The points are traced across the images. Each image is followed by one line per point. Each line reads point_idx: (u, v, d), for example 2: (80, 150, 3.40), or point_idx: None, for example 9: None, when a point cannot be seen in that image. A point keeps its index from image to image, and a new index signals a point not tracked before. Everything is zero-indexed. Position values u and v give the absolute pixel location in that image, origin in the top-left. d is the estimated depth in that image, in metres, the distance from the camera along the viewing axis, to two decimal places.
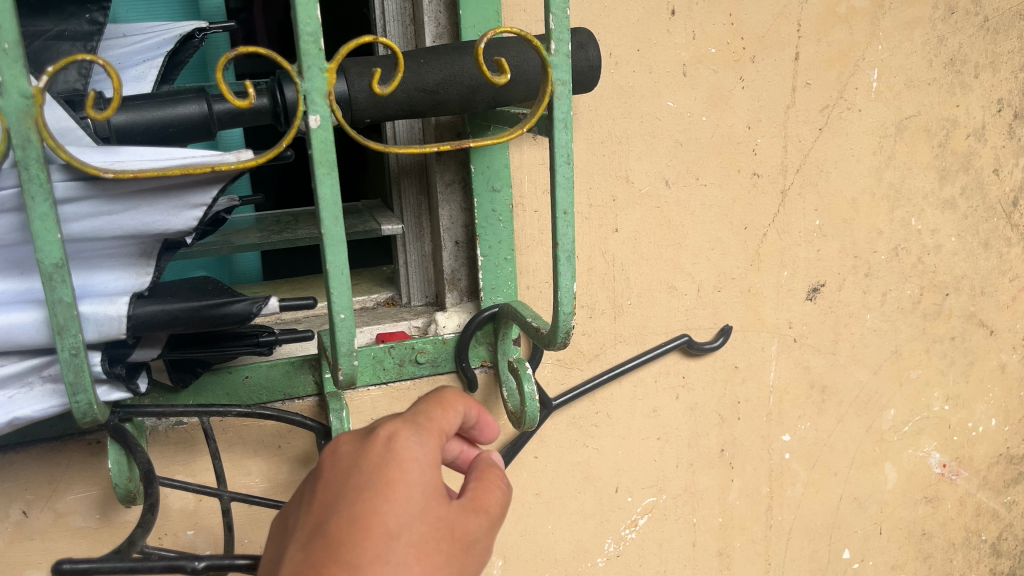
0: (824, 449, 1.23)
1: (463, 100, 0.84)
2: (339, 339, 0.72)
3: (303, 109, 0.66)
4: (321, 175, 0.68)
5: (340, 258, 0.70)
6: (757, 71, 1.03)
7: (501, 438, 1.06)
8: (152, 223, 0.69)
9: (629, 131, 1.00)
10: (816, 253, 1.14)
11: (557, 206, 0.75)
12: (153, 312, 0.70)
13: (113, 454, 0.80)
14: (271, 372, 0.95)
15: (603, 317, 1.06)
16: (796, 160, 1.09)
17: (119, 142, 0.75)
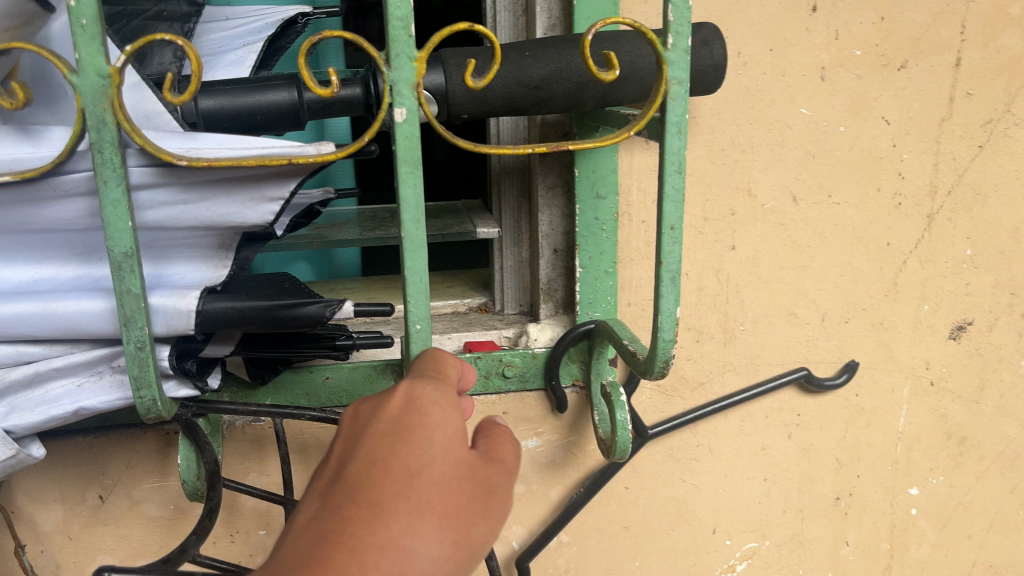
0: (957, 508, 1.09)
1: (569, 98, 0.77)
2: (412, 351, 0.67)
3: (388, 100, 0.61)
4: (403, 173, 0.62)
5: (419, 265, 0.64)
6: (908, 78, 0.91)
7: (590, 464, 0.98)
8: (228, 215, 0.65)
9: (755, 139, 0.90)
10: (964, 287, 1.00)
11: (663, 220, 0.67)
12: (222, 308, 0.66)
13: (183, 451, 0.77)
14: (353, 374, 0.89)
15: (712, 342, 0.97)
16: (949, 181, 0.96)
17: (205, 128, 0.72)
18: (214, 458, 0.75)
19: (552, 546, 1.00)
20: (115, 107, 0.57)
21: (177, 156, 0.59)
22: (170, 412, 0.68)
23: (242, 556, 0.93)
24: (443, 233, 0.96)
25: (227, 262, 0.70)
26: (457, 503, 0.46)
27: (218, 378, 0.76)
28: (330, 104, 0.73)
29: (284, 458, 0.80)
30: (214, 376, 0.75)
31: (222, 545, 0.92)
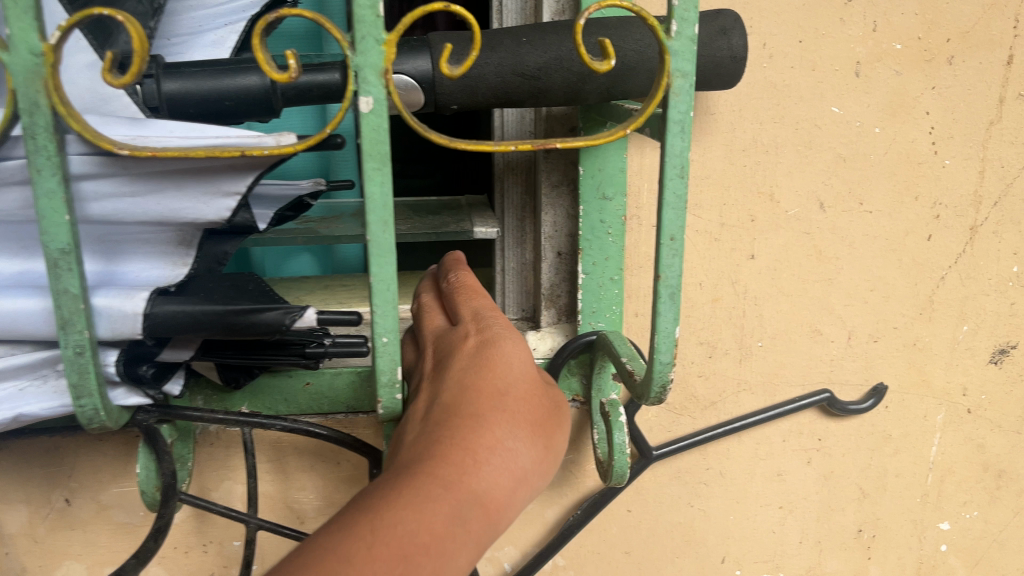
0: (992, 546, 1.01)
1: (570, 89, 0.69)
2: (378, 367, 0.60)
3: (353, 88, 0.54)
4: (370, 169, 0.56)
5: (387, 272, 0.58)
6: (954, 75, 0.82)
7: (589, 484, 0.91)
8: (181, 210, 0.60)
9: (779, 139, 0.82)
10: (1009, 307, 0.91)
11: (663, 229, 0.59)
12: (173, 312, 0.60)
13: (142, 459, 0.71)
14: (335, 381, 0.83)
15: (726, 359, 0.89)
16: (995, 190, 0.87)
17: (169, 113, 0.66)
18: (172, 470, 0.69)
19: (546, 569, 0.93)
20: (50, 89, 0.51)
21: (117, 145, 0.52)
22: (118, 422, 0.64)
23: (215, 567, 0.88)
24: (437, 231, 0.88)
25: (189, 260, 0.65)
26: (536, 424, 0.56)
27: (180, 383, 0.71)
28: (305, 90, 0.67)
29: (250, 472, 0.74)
30: (176, 380, 0.70)
31: (193, 556, 0.87)
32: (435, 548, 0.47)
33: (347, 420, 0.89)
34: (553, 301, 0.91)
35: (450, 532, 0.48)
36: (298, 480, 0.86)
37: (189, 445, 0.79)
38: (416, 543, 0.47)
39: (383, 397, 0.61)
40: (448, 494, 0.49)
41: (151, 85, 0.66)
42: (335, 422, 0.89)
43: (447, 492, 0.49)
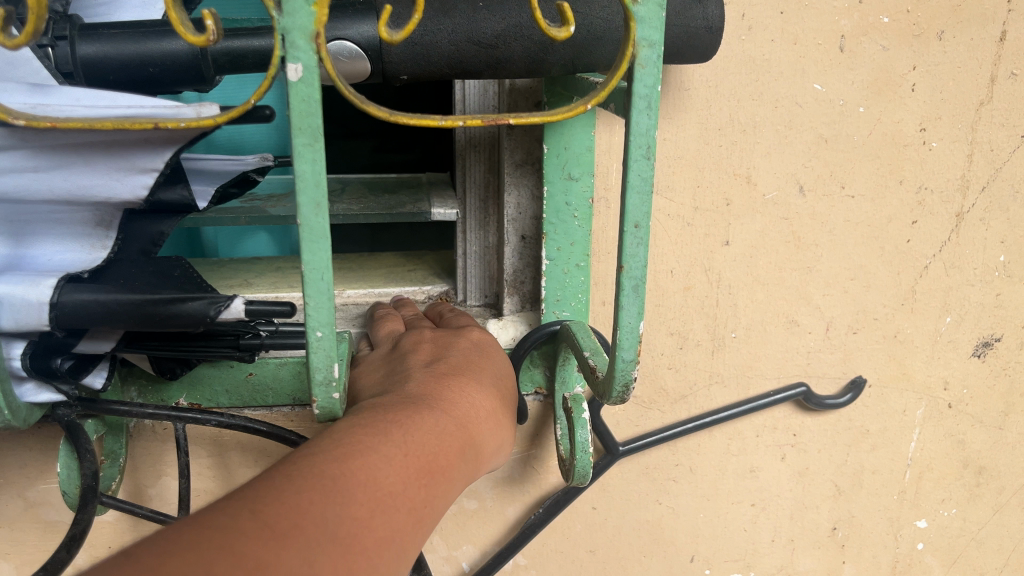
0: (970, 544, 0.97)
1: (531, 60, 0.63)
2: (312, 364, 0.55)
3: (279, 54, 0.48)
4: (299, 145, 0.50)
5: (320, 259, 0.52)
6: (943, 51, 0.77)
7: (553, 481, 0.87)
8: (90, 187, 0.54)
9: (757, 118, 0.77)
10: (994, 299, 0.87)
11: (626, 215, 0.54)
12: (84, 301, 0.54)
13: (62, 458, 0.66)
14: (280, 372, 0.77)
15: (698, 351, 0.85)
16: (983, 175, 0.82)
17: (86, 81, 0.60)
18: (93, 470, 0.63)
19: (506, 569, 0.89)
20: None
21: (12, 114, 0.46)
22: (26, 421, 0.60)
23: None
24: (391, 211, 0.83)
25: (109, 242, 0.59)
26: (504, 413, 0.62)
27: (102, 376, 0.64)
28: (239, 57, 0.61)
29: (182, 472, 0.69)
30: (98, 373, 0.64)
31: None
32: (447, 477, 0.51)
33: (295, 414, 0.83)
34: (516, 288, 0.86)
35: (456, 468, 0.52)
36: (242, 476, 0.81)
37: (121, 439, 0.74)
38: (437, 468, 0.50)
39: (317, 396, 0.56)
40: (457, 436, 0.54)
41: (64, 47, 0.59)
42: (282, 417, 0.83)
43: (454, 433, 0.54)
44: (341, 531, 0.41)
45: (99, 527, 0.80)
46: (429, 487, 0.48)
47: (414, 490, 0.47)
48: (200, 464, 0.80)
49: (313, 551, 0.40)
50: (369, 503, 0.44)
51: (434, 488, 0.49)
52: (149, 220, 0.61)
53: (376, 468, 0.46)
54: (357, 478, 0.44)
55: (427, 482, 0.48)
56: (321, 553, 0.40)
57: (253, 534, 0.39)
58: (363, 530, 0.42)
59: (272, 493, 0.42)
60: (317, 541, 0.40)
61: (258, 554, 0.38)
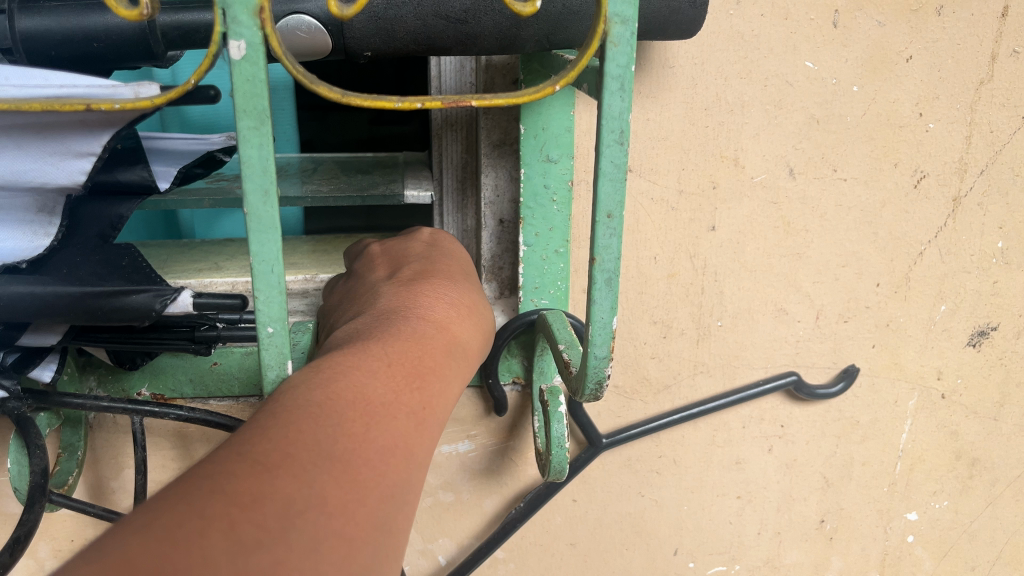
0: (961, 537, 0.95)
1: (503, 36, 0.60)
2: (264, 361, 0.51)
3: (220, 30, 0.44)
4: (245, 128, 0.46)
5: (270, 250, 0.49)
6: (942, 27, 0.73)
7: (532, 473, 0.84)
8: (24, 173, 0.50)
9: (746, 97, 0.73)
10: (991, 287, 0.84)
11: (599, 204, 0.50)
12: (19, 292, 0.52)
13: (12, 454, 0.63)
14: (247, 361, 0.74)
15: (682, 339, 0.81)
16: (982, 158, 0.78)
17: (27, 57, 0.57)
18: (42, 467, 0.60)
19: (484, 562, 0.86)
20: None
21: None
22: None
23: None
24: (362, 194, 0.78)
25: (52, 230, 0.55)
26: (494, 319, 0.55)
27: (51, 368, 0.62)
28: (191, 31, 0.57)
29: (139, 468, 0.67)
30: (46, 366, 0.61)
31: None
32: (444, 377, 0.43)
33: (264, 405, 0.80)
34: (494, 275, 0.82)
35: (450, 369, 0.44)
36: None
37: (80, 432, 0.71)
38: (428, 370, 0.42)
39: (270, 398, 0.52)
40: (441, 337, 0.46)
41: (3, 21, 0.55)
42: (250, 408, 0.80)
43: (438, 334, 0.46)
44: (338, 453, 0.33)
45: (60, 519, 0.78)
46: (421, 388, 0.40)
47: (407, 400, 0.39)
48: (165, 456, 0.77)
49: (312, 475, 0.31)
50: (361, 419, 0.36)
51: (430, 392, 0.41)
52: (104, 204, 0.58)
53: (356, 384, 0.38)
54: (342, 399, 0.36)
55: (420, 387, 0.40)
56: (322, 479, 0.32)
57: (240, 474, 0.30)
58: (363, 446, 0.34)
59: (256, 432, 0.33)
60: (317, 465, 0.32)
61: (249, 492, 0.30)
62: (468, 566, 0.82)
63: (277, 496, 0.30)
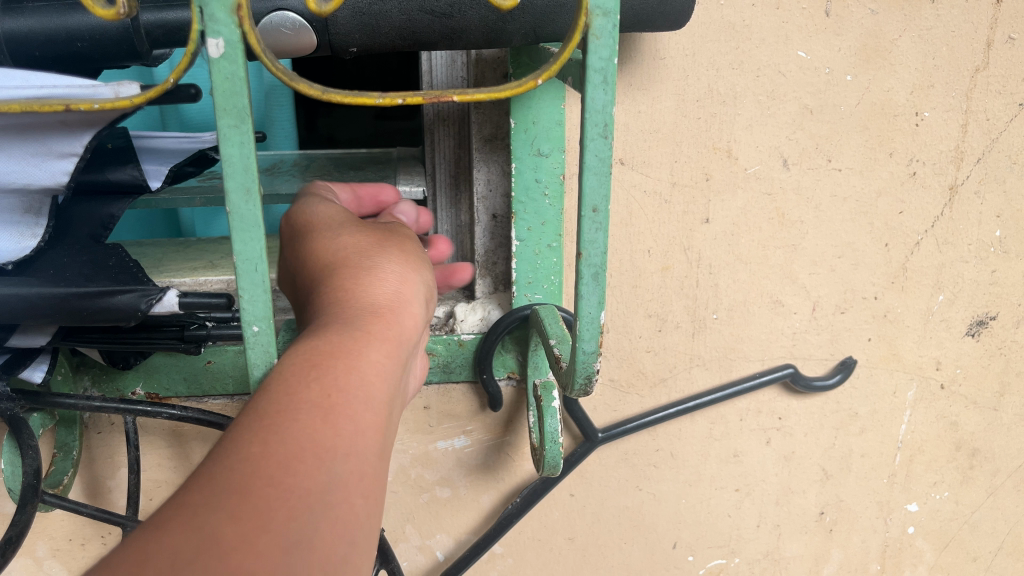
0: (962, 528, 0.94)
1: (489, 30, 0.59)
2: (251, 360, 0.51)
3: (198, 28, 0.44)
4: (225, 127, 0.46)
5: (254, 249, 0.49)
6: (936, 15, 0.72)
7: (528, 468, 0.84)
8: (8, 175, 0.50)
9: (738, 88, 0.73)
10: (989, 276, 0.83)
11: (584, 199, 0.50)
12: (5, 293, 0.51)
13: (5, 455, 0.63)
14: (240, 359, 0.74)
15: (677, 333, 0.81)
16: (979, 147, 0.78)
17: (12, 58, 0.56)
18: (35, 468, 0.60)
19: (482, 557, 0.86)
20: None
21: None
22: None
23: None
24: None
25: (39, 230, 0.55)
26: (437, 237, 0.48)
27: (42, 370, 0.61)
28: (174, 30, 0.57)
29: (131, 467, 0.66)
30: (37, 367, 0.61)
31: (92, 548, 0.80)
32: (361, 339, 0.38)
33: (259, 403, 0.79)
34: (487, 269, 0.82)
35: (363, 330, 0.39)
36: None
37: (75, 432, 0.72)
38: (338, 343, 0.38)
39: None
40: (361, 291, 0.41)
41: None
42: (245, 407, 0.80)
43: (344, 298, 0.40)
44: (228, 492, 0.31)
45: (55, 519, 0.78)
46: (324, 365, 0.36)
47: (307, 394, 0.35)
48: (160, 455, 0.77)
49: (202, 521, 0.30)
50: (253, 440, 0.33)
51: (338, 369, 0.36)
52: (96, 203, 0.59)
53: (249, 408, 0.35)
54: (236, 433, 0.34)
55: (323, 368, 0.36)
56: (214, 521, 0.30)
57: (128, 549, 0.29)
58: (258, 472, 0.32)
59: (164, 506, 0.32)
60: (208, 511, 0.30)
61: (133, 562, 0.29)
62: (466, 562, 0.82)
63: (161, 558, 0.29)
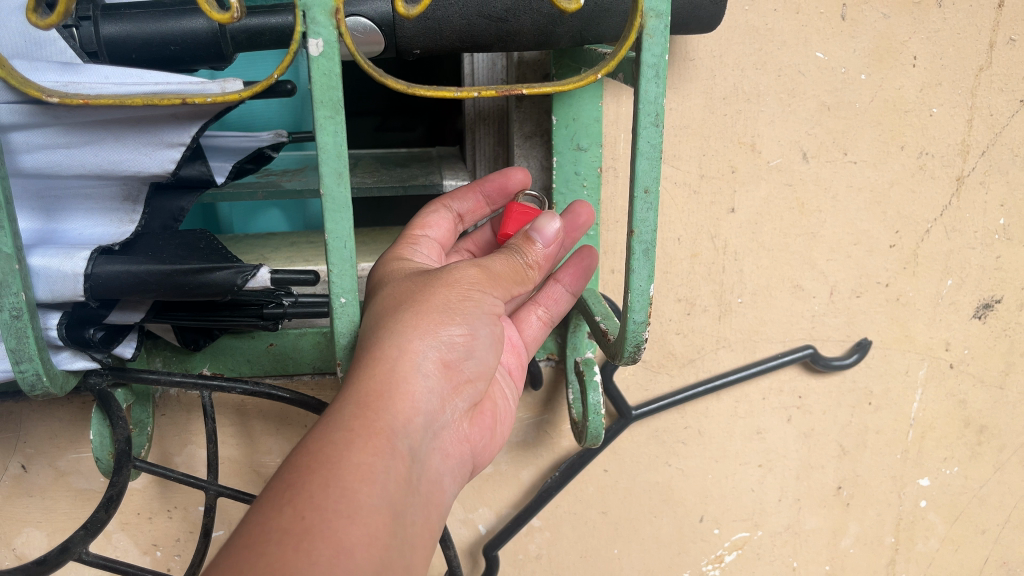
0: (971, 502, 1.00)
1: (540, 33, 0.64)
2: (337, 328, 0.57)
3: (301, 30, 0.50)
4: (321, 118, 0.52)
5: (343, 227, 0.55)
6: (943, 18, 0.78)
7: (564, 445, 0.89)
8: (121, 163, 0.55)
9: (762, 86, 0.79)
10: (994, 261, 0.89)
11: (637, 180, 0.56)
12: (116, 271, 0.56)
13: (95, 425, 0.68)
14: (301, 342, 0.79)
15: (705, 316, 0.87)
16: (983, 140, 0.84)
17: (110, 58, 0.61)
18: (126, 436, 0.65)
19: (522, 531, 0.92)
20: None
21: (46, 92, 0.48)
22: (63, 389, 0.59)
23: (181, 533, 0.86)
24: (404, 184, 0.84)
25: (136, 217, 0.60)
26: (440, 320, 0.53)
27: (131, 346, 0.67)
28: (256, 35, 0.61)
29: (208, 438, 0.72)
30: (127, 344, 0.67)
31: (158, 522, 0.85)
32: (341, 451, 0.45)
33: (314, 382, 0.86)
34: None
35: (346, 448, 0.46)
36: (264, 444, 0.84)
37: (148, 409, 0.77)
38: (321, 460, 0.45)
39: (342, 362, 0.58)
40: (347, 409, 0.48)
41: (88, 27, 0.60)
42: (301, 385, 0.86)
43: (339, 413, 0.48)
44: None
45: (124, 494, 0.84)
46: (306, 486, 0.44)
47: (288, 512, 0.42)
48: (224, 432, 0.83)
49: None
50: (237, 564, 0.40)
51: (315, 489, 0.43)
52: (169, 198, 0.66)
53: (243, 529, 0.43)
54: (235, 544, 0.42)
55: (297, 492, 0.43)
56: None
57: None
58: None
59: None
60: None
61: None
62: (508, 533, 0.87)
63: None
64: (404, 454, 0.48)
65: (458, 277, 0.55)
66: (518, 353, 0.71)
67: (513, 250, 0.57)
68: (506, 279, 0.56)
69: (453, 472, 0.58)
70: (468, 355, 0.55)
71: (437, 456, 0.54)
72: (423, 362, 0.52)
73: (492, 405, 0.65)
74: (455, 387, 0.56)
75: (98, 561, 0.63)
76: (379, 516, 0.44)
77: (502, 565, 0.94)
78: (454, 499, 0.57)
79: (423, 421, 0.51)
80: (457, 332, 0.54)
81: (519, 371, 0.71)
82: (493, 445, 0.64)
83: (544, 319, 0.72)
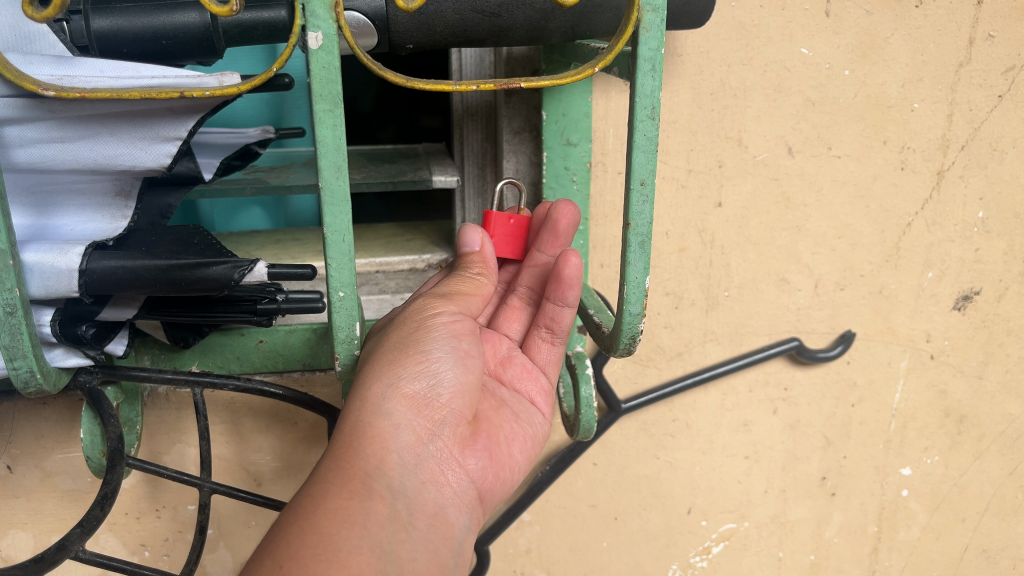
0: (952, 490, 1.01)
1: (532, 28, 0.62)
2: (335, 321, 0.58)
3: (299, 23, 0.49)
4: (320, 111, 0.51)
5: (341, 220, 0.54)
6: (924, 15, 0.80)
7: (553, 439, 0.90)
8: (116, 157, 0.55)
9: (748, 82, 0.80)
10: (973, 254, 0.91)
11: (633, 173, 0.56)
12: (112, 266, 0.55)
13: (85, 424, 0.67)
14: (290, 339, 0.78)
15: (693, 309, 0.88)
16: (963, 134, 0.85)
17: (101, 54, 0.56)
18: (118, 434, 0.64)
19: (512, 525, 0.92)
20: None
21: (42, 85, 0.47)
22: (57, 386, 0.59)
23: (169, 533, 0.85)
24: (393, 180, 0.83)
25: (128, 212, 0.60)
26: (397, 358, 0.55)
27: (123, 343, 0.67)
28: (250, 29, 0.57)
29: (202, 434, 0.71)
30: (119, 341, 0.66)
31: (147, 522, 0.85)
32: (317, 502, 0.47)
33: (304, 379, 0.88)
34: None
35: (320, 500, 0.48)
36: (254, 441, 0.85)
37: (137, 407, 0.75)
38: (303, 514, 0.47)
39: (340, 355, 0.59)
40: (323, 465, 0.51)
41: (79, 21, 0.55)
42: (292, 382, 0.87)
43: (314, 475, 0.50)
44: None
45: None
46: (287, 538, 0.46)
47: (268, 566, 0.44)
48: (215, 430, 0.84)
49: None
50: None
51: (292, 541, 0.45)
52: (158, 194, 0.66)
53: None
54: None
55: (278, 548, 0.45)
56: None
57: None
58: None
59: None
60: None
61: None
62: (498, 528, 0.88)
63: None
64: (383, 492, 0.50)
65: (412, 311, 0.57)
66: (537, 378, 0.74)
67: (463, 269, 0.61)
68: (464, 294, 0.59)
69: (459, 501, 0.58)
70: (440, 383, 0.57)
71: (431, 490, 0.55)
72: (391, 400, 0.53)
73: (503, 440, 0.66)
74: (436, 420, 0.57)
75: (95, 559, 0.63)
76: (360, 556, 0.45)
77: (493, 561, 0.94)
78: (466, 529, 0.57)
79: (400, 458, 0.53)
80: (419, 364, 0.55)
81: (543, 396, 0.74)
82: (504, 472, 0.65)
83: (548, 337, 0.72)
